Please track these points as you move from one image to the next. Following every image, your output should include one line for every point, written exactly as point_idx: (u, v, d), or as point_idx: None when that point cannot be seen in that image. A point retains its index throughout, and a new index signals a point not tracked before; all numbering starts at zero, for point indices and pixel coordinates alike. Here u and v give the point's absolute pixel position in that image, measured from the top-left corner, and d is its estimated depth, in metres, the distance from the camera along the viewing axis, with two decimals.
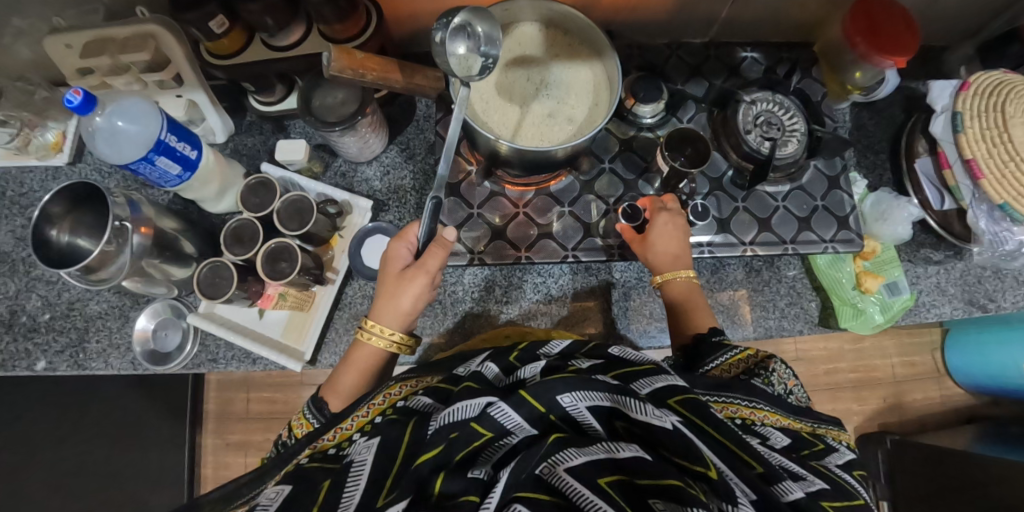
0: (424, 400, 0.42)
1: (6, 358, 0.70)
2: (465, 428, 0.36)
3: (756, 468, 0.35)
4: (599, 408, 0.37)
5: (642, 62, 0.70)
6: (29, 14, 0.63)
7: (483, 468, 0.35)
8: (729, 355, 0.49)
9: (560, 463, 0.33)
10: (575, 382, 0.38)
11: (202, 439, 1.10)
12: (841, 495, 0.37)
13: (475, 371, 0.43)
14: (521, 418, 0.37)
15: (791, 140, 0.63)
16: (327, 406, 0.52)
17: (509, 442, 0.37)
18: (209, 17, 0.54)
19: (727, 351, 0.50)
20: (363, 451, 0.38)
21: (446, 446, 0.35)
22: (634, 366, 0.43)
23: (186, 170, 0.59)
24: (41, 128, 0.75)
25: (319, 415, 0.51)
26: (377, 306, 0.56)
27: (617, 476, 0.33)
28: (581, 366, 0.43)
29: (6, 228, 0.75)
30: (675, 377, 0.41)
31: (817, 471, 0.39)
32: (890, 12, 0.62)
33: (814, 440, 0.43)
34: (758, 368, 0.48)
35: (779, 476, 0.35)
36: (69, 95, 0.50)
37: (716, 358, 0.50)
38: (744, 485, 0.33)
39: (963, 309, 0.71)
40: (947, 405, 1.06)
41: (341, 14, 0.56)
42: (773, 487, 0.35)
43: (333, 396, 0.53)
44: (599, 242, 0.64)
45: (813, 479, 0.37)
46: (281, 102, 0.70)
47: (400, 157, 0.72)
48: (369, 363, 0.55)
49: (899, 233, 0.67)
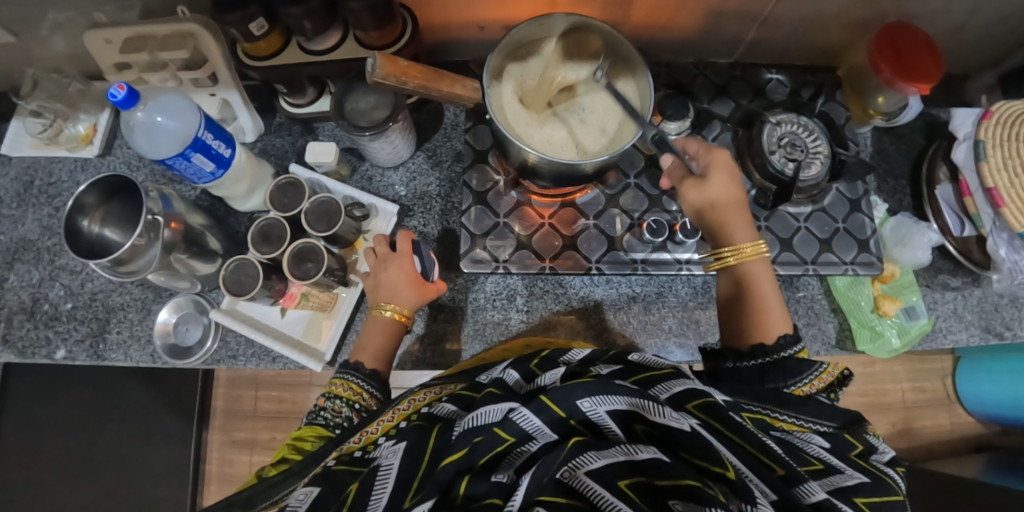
0: (447, 407, 0.42)
1: (27, 344, 0.72)
2: (489, 433, 0.35)
3: (776, 470, 0.33)
4: (618, 411, 0.36)
5: (670, 81, 0.72)
6: (68, 8, 0.64)
7: (506, 472, 0.35)
8: (814, 374, 0.46)
9: (580, 467, 0.32)
10: (595, 387, 0.37)
11: (207, 435, 1.02)
12: (880, 491, 0.35)
13: (496, 377, 0.43)
14: (542, 422, 0.36)
15: (815, 162, 0.64)
16: (360, 364, 0.56)
17: (529, 449, 0.36)
18: (249, 19, 0.56)
19: (813, 369, 0.47)
20: (389, 456, 0.38)
21: (469, 450, 0.35)
22: (653, 370, 0.42)
23: (219, 168, 0.61)
24: (73, 120, 0.77)
25: (354, 372, 0.55)
26: (379, 291, 0.60)
27: (635, 478, 0.32)
28: (601, 371, 0.42)
29: (33, 217, 0.77)
30: (693, 380, 0.39)
31: (856, 465, 0.37)
32: (916, 39, 0.63)
33: (853, 441, 0.40)
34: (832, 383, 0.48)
35: (802, 478, 0.33)
36: (113, 90, 0.52)
37: (800, 377, 0.46)
38: (764, 485, 0.32)
39: (979, 336, 0.70)
40: (957, 432, 1.05)
41: (378, 23, 0.58)
42: (794, 489, 0.33)
43: (364, 357, 0.57)
44: (622, 255, 0.64)
45: (852, 473, 0.36)
46: (312, 105, 0.71)
47: (426, 164, 0.73)
48: (386, 330, 0.58)
49: (918, 258, 0.67)
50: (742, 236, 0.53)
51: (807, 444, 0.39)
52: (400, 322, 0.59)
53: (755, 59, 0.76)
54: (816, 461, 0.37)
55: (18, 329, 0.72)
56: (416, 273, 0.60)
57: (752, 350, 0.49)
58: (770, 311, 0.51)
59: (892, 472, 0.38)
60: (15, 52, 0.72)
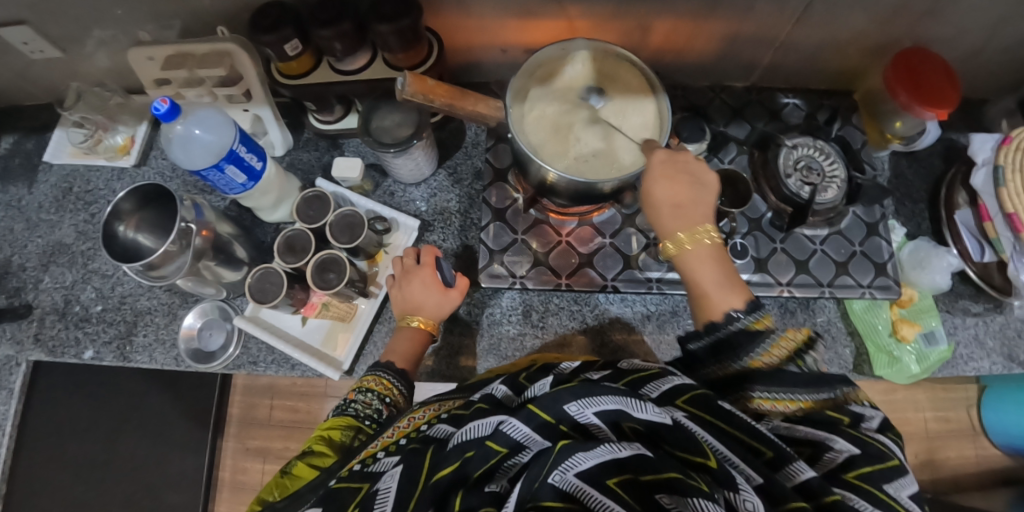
0: (443, 428, 0.42)
1: (58, 344, 0.74)
2: (481, 446, 0.36)
3: (764, 453, 0.34)
4: (607, 412, 0.36)
5: (686, 104, 0.74)
6: (114, 26, 0.68)
7: (499, 483, 0.35)
8: (765, 345, 0.41)
9: (571, 468, 0.31)
10: (581, 391, 0.37)
11: (223, 442, 1.04)
12: (872, 460, 0.35)
13: (485, 393, 0.44)
14: (531, 430, 0.36)
15: (832, 185, 0.64)
16: (391, 362, 0.57)
17: (520, 460, 0.36)
18: (284, 40, 0.59)
19: (764, 339, 0.42)
20: (386, 480, 0.38)
21: (462, 463, 0.36)
22: (640, 373, 0.43)
23: (250, 180, 0.63)
24: (112, 132, 0.81)
25: (386, 368, 0.56)
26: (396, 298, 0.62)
27: (624, 476, 0.31)
28: (591, 377, 0.43)
29: (70, 221, 0.81)
30: (680, 377, 0.40)
31: (849, 436, 0.37)
32: (932, 64, 0.63)
33: (839, 415, 0.39)
34: (798, 350, 0.41)
35: (790, 457, 0.34)
36: (157, 103, 0.54)
37: (751, 349, 0.42)
38: (750, 471, 0.33)
39: (1001, 364, 0.69)
40: (984, 466, 1.01)
41: (404, 45, 0.60)
42: (782, 471, 0.34)
43: (394, 357, 0.58)
44: (638, 274, 0.65)
45: (843, 447, 0.36)
46: (338, 122, 0.74)
47: (447, 181, 0.75)
48: (414, 336, 0.60)
49: (938, 282, 0.67)
50: (669, 226, 0.49)
51: (794, 426, 0.38)
52: (427, 331, 0.61)
53: (772, 83, 0.78)
54: (805, 446, 0.38)
55: (50, 329, 0.75)
56: (438, 285, 0.61)
57: (699, 329, 0.46)
58: (710, 292, 0.46)
59: (883, 438, 0.37)
60: (63, 66, 0.76)
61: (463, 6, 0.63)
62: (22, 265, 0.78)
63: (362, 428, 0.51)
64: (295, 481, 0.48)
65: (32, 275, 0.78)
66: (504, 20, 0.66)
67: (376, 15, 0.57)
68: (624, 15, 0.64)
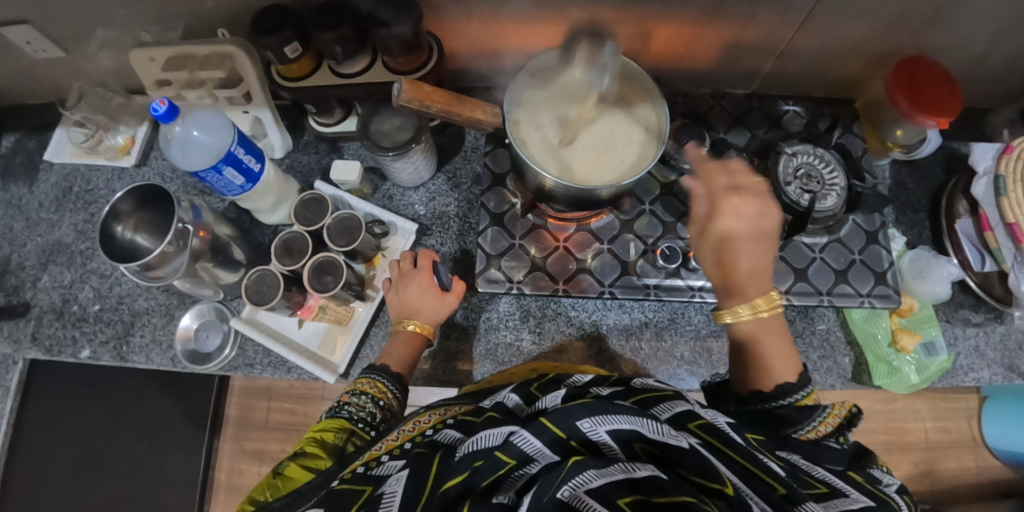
0: (451, 434, 0.42)
1: (55, 343, 0.74)
2: (490, 456, 0.36)
3: (778, 489, 0.33)
4: (619, 431, 0.36)
5: (687, 110, 0.73)
6: (116, 26, 0.68)
7: (506, 494, 0.34)
8: (819, 419, 0.43)
9: (581, 485, 0.31)
10: (595, 408, 0.37)
11: (219, 443, 1.03)
12: None
13: (497, 401, 0.44)
14: (542, 444, 0.36)
15: (831, 193, 0.64)
16: (385, 365, 0.57)
17: (530, 471, 0.36)
18: (284, 42, 0.59)
19: (817, 414, 0.44)
20: (392, 484, 0.38)
21: (471, 473, 0.35)
22: (654, 392, 0.43)
23: (248, 182, 0.63)
24: (113, 132, 0.81)
25: (380, 372, 0.56)
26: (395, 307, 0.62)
27: (635, 496, 0.30)
28: (601, 392, 0.43)
29: (70, 221, 0.81)
30: (694, 401, 0.40)
31: (864, 489, 0.36)
32: (934, 73, 0.63)
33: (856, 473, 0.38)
34: (841, 424, 0.44)
35: (802, 498, 0.32)
36: (155, 105, 0.54)
37: (802, 423, 0.43)
38: (764, 504, 0.32)
39: (1002, 375, 0.69)
40: (983, 477, 1.00)
41: (404, 49, 0.60)
42: (795, 508, 0.32)
43: (389, 361, 0.58)
44: (635, 280, 0.65)
45: (856, 497, 0.35)
46: (338, 124, 0.74)
47: (446, 185, 0.75)
48: (411, 339, 0.60)
49: (938, 292, 0.67)
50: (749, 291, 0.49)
51: (812, 467, 0.38)
52: (422, 334, 0.60)
53: (774, 90, 0.78)
54: (820, 484, 0.36)
55: (47, 328, 0.75)
56: (434, 288, 0.61)
57: (751, 396, 0.48)
58: (773, 362, 0.48)
59: (898, 498, 0.37)
60: (65, 65, 0.76)
61: (464, 10, 0.63)
62: (21, 263, 0.78)
63: (355, 432, 0.51)
64: (287, 484, 0.47)
65: (30, 274, 0.78)
66: (504, 25, 0.66)
67: (377, 19, 0.57)
68: (624, 22, 0.64)
